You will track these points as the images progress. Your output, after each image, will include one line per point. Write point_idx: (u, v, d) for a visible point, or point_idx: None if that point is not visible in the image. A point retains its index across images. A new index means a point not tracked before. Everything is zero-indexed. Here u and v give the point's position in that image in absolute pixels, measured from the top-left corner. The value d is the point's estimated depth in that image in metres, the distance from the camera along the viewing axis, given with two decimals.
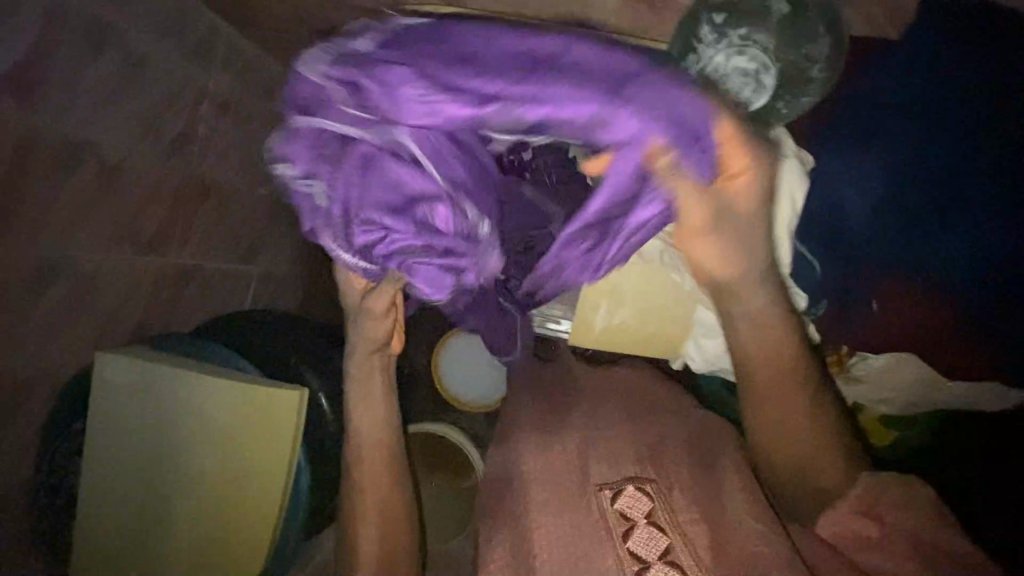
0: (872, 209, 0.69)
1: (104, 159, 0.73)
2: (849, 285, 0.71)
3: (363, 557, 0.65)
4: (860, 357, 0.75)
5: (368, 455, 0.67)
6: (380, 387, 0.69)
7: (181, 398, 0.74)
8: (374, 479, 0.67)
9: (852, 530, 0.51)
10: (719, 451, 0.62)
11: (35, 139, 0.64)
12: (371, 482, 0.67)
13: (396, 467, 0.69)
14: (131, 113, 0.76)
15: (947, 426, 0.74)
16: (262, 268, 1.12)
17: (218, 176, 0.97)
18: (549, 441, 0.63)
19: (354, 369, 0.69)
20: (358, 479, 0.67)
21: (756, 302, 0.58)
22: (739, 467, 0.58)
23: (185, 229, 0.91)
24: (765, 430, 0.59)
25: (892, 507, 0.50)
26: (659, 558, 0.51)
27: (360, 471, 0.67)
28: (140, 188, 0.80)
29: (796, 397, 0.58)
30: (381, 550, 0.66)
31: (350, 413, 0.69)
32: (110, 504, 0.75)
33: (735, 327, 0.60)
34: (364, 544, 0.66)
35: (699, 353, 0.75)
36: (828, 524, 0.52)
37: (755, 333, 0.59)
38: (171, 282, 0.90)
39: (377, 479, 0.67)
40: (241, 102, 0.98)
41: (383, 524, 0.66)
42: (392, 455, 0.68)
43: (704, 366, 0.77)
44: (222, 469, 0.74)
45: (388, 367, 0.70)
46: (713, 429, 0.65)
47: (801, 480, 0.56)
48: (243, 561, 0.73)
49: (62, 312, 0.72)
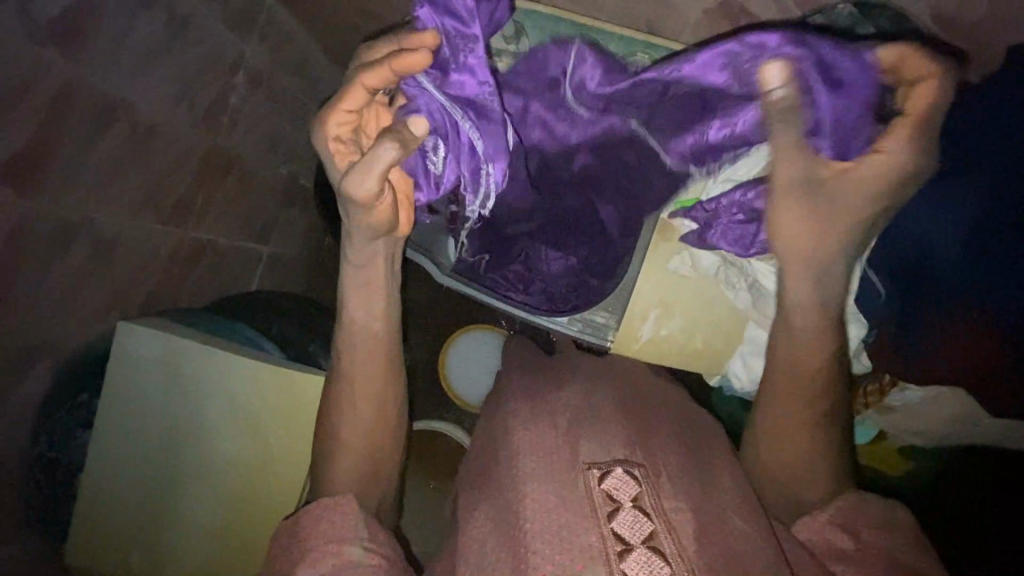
0: (950, 234, 0.57)
1: (139, 120, 0.76)
2: (905, 320, 0.62)
3: (346, 456, 0.63)
4: (898, 388, 0.70)
5: (364, 353, 0.64)
6: (388, 359, 0.65)
7: (212, 373, 0.74)
8: (382, 453, 0.65)
9: (832, 542, 0.55)
10: (715, 460, 0.63)
11: (74, 91, 0.67)
12: (366, 376, 0.64)
13: (390, 364, 0.66)
14: (168, 78, 0.79)
15: (967, 461, 0.74)
16: (271, 250, 1.17)
17: (243, 151, 1.00)
18: (540, 414, 0.63)
19: (354, 317, 0.64)
20: (347, 441, 0.64)
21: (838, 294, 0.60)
22: (726, 478, 0.60)
23: (205, 201, 0.94)
24: (783, 423, 0.62)
25: (872, 531, 0.55)
26: (642, 542, 0.51)
27: (354, 356, 0.64)
28: (171, 155, 0.84)
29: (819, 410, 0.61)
30: (363, 452, 0.64)
31: (345, 369, 0.65)
32: (117, 476, 0.74)
33: (800, 331, 0.61)
34: (349, 436, 0.64)
35: (744, 369, 0.75)
36: (805, 532, 0.57)
37: (807, 350, 0.61)
38: (185, 249, 0.92)
39: (370, 373, 0.64)
40: (272, 77, 1.01)
41: (378, 435, 0.65)
42: (391, 353, 0.66)
43: (744, 385, 0.77)
44: (241, 452, 0.74)
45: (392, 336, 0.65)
46: (712, 438, 0.66)
47: (796, 485, 0.61)
48: (259, 544, 0.74)
49: (90, 268, 0.75)
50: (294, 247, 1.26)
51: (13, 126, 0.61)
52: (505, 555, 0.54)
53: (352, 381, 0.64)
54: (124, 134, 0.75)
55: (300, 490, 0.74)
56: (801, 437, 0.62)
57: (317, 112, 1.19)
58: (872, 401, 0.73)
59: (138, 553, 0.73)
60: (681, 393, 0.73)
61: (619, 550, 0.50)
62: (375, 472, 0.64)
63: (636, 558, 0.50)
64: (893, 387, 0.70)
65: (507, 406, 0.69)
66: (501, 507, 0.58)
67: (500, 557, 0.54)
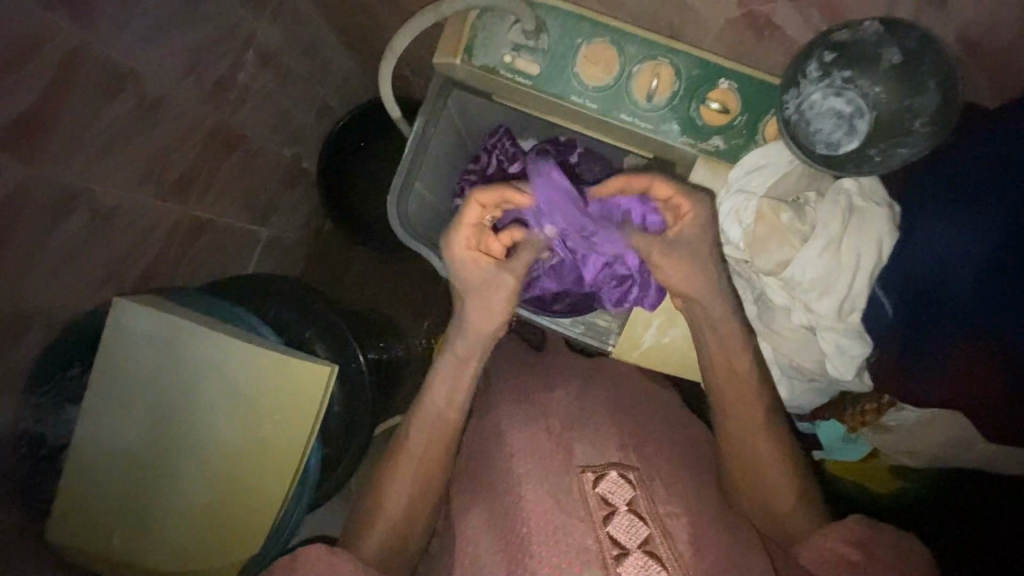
0: (959, 254, 0.56)
1: (146, 91, 0.75)
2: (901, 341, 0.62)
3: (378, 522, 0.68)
4: (894, 409, 0.70)
5: (416, 428, 0.70)
6: (441, 450, 0.69)
7: (207, 354, 0.72)
8: (415, 522, 0.68)
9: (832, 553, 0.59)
10: (701, 474, 0.65)
11: (81, 58, 0.65)
12: (425, 452, 0.69)
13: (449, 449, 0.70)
14: (178, 51, 0.77)
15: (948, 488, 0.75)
16: (271, 234, 1.16)
17: (249, 132, 0.99)
18: (535, 414, 0.65)
19: (416, 422, 0.70)
20: (384, 506, 0.67)
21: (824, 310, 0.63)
22: (710, 490, 0.63)
23: (206, 179, 0.92)
24: (755, 452, 0.66)
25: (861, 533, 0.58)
26: (639, 546, 0.53)
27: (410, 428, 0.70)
28: (177, 131, 0.83)
29: (771, 450, 0.66)
30: (397, 512, 0.68)
31: (396, 461, 0.69)
32: (109, 453, 0.72)
33: None
34: (387, 510, 0.67)
35: None
36: (813, 555, 0.61)
37: None
38: (184, 227, 0.90)
39: (429, 440, 0.69)
40: (281, 57, 0.99)
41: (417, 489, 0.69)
42: (450, 435, 0.70)
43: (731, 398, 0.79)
44: (236, 437, 0.73)
45: (451, 435, 0.70)
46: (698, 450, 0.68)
47: (762, 495, 0.66)
48: (248, 527, 0.73)
49: (84, 239, 0.73)
50: (295, 231, 1.25)
51: (19, 90, 0.60)
52: (503, 558, 0.56)
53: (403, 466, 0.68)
54: (131, 108, 0.73)
55: (291, 480, 0.73)
56: (776, 457, 0.66)
57: (325, 95, 1.17)
58: (868, 419, 0.73)
59: (121, 533, 0.72)
60: (674, 400, 0.75)
61: (616, 555, 0.52)
62: (402, 533, 0.68)
63: (632, 562, 0.52)
64: (890, 408, 0.70)
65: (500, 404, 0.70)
66: (499, 504, 0.60)
67: (498, 560, 0.56)
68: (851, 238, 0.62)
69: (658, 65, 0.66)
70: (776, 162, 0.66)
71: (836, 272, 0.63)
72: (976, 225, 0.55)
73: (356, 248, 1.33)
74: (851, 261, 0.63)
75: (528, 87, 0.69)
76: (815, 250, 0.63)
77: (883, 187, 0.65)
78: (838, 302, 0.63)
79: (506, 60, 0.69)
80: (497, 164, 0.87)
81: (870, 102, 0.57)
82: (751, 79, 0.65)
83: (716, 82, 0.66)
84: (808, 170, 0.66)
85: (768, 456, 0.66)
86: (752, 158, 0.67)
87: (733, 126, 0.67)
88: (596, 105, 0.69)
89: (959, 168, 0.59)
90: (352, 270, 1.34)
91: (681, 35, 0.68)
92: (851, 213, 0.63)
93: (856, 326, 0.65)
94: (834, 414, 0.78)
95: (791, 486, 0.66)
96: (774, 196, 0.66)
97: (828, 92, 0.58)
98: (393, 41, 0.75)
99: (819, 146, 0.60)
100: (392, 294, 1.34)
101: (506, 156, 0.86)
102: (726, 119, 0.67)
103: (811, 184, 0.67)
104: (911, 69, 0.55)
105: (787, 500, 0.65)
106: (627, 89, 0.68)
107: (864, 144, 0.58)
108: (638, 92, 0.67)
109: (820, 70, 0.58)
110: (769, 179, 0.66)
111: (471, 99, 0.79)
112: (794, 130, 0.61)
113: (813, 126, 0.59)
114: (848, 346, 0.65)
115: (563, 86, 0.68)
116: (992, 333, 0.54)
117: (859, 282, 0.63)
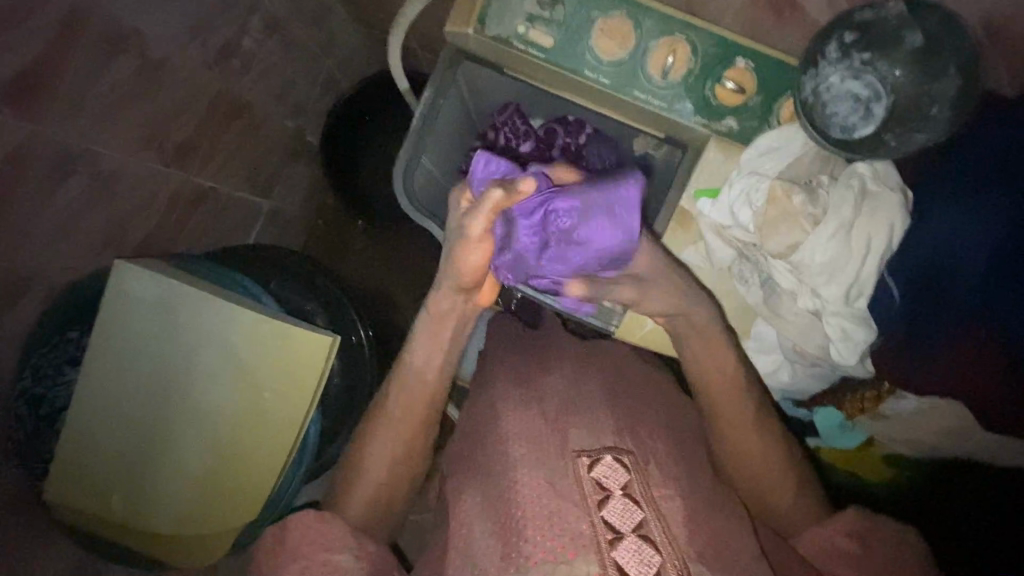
0: (971, 242, 0.56)
1: (148, 51, 0.73)
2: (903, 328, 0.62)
3: (372, 492, 0.71)
4: (895, 397, 0.69)
5: (408, 394, 0.73)
6: (420, 424, 0.73)
7: (208, 319, 0.72)
8: (399, 487, 0.72)
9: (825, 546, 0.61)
10: (694, 457, 0.65)
11: (87, 10, 0.63)
12: (406, 421, 0.72)
13: (430, 420, 0.74)
14: (185, 10, 0.76)
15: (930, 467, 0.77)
16: (272, 206, 1.15)
17: (253, 99, 0.97)
18: (528, 399, 0.65)
19: (396, 402, 0.73)
20: (371, 467, 0.71)
21: (832, 294, 0.64)
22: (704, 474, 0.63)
23: (208, 146, 0.91)
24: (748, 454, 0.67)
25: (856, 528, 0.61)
26: (632, 530, 0.52)
27: (394, 397, 0.73)
28: (181, 93, 0.81)
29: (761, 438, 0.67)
30: (385, 478, 0.71)
31: (387, 428, 0.72)
32: (110, 413, 0.72)
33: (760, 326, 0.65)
34: (374, 476, 0.71)
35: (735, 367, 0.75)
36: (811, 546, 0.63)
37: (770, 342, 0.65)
38: (182, 195, 0.89)
39: (426, 393, 0.73)
40: (289, 23, 0.97)
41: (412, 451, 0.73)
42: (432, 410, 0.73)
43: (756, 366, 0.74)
44: (236, 405, 0.73)
45: (426, 419, 0.73)
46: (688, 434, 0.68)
47: (754, 484, 0.67)
48: (244, 495, 0.73)
49: (86, 201, 0.72)
50: (295, 205, 1.23)
51: (25, 39, 0.58)
52: (496, 541, 0.55)
53: (388, 430, 0.72)
54: (135, 69, 0.72)
55: (289, 450, 0.73)
56: (764, 444, 0.68)
57: (330, 68, 1.15)
58: (867, 406, 0.73)
59: (120, 494, 0.72)
60: (671, 386, 0.75)
61: (610, 538, 0.51)
62: (384, 507, 0.71)
63: (626, 546, 0.51)
64: (890, 396, 0.70)
65: (495, 388, 0.70)
66: (490, 487, 0.59)
67: (489, 543, 0.55)
68: (861, 223, 0.62)
69: (675, 41, 0.65)
70: (787, 144, 0.65)
71: (844, 256, 0.63)
72: (987, 212, 0.56)
73: (356, 227, 1.33)
74: (862, 247, 0.62)
75: (541, 60, 0.68)
76: (824, 234, 0.63)
77: (898, 174, 0.64)
78: (844, 286, 0.63)
79: (519, 31, 0.68)
80: (503, 141, 0.86)
81: (889, 86, 0.56)
82: (768, 60, 0.64)
83: (732, 62, 0.65)
84: (822, 153, 0.65)
85: (763, 448, 0.68)
86: (767, 140, 0.66)
87: (747, 107, 0.66)
88: (608, 80, 0.68)
89: (970, 158, 0.59)
90: (351, 248, 1.33)
91: (698, 13, 0.67)
92: (864, 199, 0.62)
93: (859, 310, 0.64)
94: (831, 402, 0.77)
95: (779, 475, 0.68)
96: (787, 178, 0.65)
97: (846, 75, 0.57)
98: (406, 8, 0.76)
99: (834, 128, 0.59)
100: (392, 274, 1.33)
101: (516, 134, 0.85)
102: (740, 101, 0.66)
103: (824, 169, 0.66)
104: (930, 54, 0.55)
105: (775, 485, 0.67)
106: (641, 66, 0.67)
107: (879, 129, 0.57)
108: (652, 69, 0.66)
109: (839, 51, 0.57)
110: (782, 160, 0.65)
111: (482, 72, 0.78)
112: (816, 111, 0.59)
113: (830, 109, 0.58)
114: (847, 328, 0.65)
115: (576, 59, 0.67)
116: (997, 320, 0.54)
117: (867, 268, 0.63)
